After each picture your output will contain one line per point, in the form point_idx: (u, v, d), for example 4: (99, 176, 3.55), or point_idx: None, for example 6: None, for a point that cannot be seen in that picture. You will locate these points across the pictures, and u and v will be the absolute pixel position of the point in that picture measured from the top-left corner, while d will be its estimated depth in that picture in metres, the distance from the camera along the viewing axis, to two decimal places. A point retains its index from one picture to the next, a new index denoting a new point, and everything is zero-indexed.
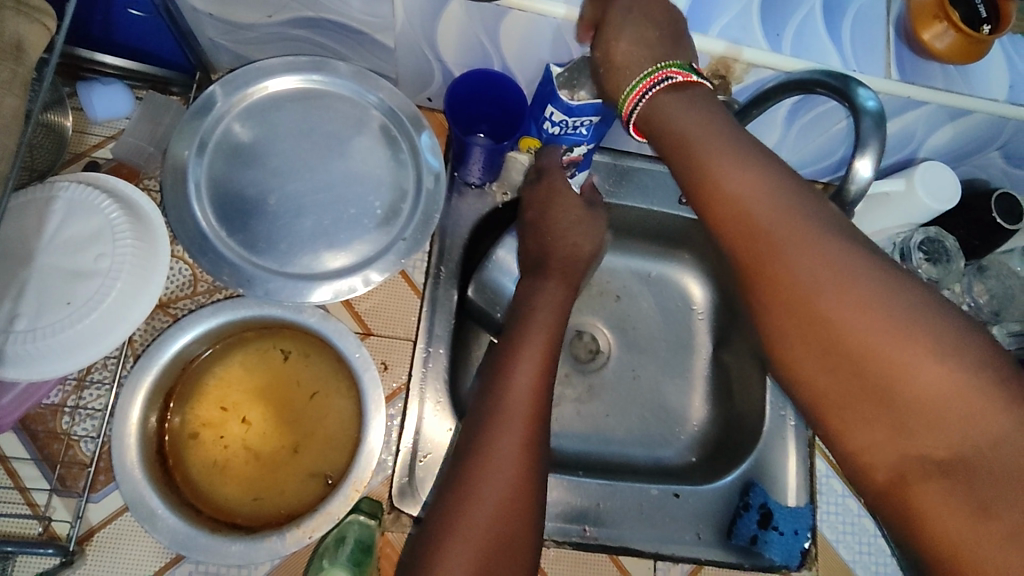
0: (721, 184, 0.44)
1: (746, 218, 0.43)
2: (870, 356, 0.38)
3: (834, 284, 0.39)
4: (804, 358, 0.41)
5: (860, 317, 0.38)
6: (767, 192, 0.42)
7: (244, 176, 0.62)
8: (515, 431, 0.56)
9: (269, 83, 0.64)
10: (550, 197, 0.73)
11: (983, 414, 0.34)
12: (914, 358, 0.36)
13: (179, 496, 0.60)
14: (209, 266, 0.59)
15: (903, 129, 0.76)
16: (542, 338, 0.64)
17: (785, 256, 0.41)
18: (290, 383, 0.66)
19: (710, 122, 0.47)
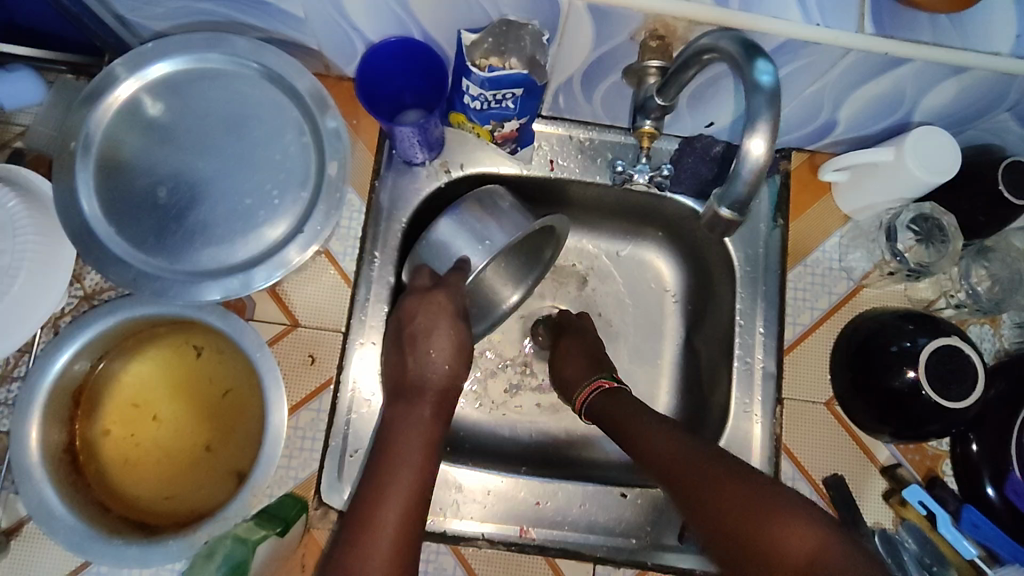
0: (646, 438, 0.65)
1: (625, 416, 0.69)
2: (714, 491, 0.57)
3: (697, 462, 0.60)
4: (699, 498, 0.58)
5: (709, 485, 0.58)
6: (676, 437, 0.63)
7: (139, 167, 0.59)
8: (392, 520, 0.56)
9: (153, 69, 0.60)
10: (434, 312, 0.66)
11: (784, 508, 0.53)
12: (744, 487, 0.56)
13: (86, 494, 0.60)
14: (95, 263, 0.57)
15: (892, 88, 0.65)
16: (411, 476, 0.60)
17: (637, 430, 0.67)
18: (202, 381, 0.64)
19: (627, 402, 0.71)
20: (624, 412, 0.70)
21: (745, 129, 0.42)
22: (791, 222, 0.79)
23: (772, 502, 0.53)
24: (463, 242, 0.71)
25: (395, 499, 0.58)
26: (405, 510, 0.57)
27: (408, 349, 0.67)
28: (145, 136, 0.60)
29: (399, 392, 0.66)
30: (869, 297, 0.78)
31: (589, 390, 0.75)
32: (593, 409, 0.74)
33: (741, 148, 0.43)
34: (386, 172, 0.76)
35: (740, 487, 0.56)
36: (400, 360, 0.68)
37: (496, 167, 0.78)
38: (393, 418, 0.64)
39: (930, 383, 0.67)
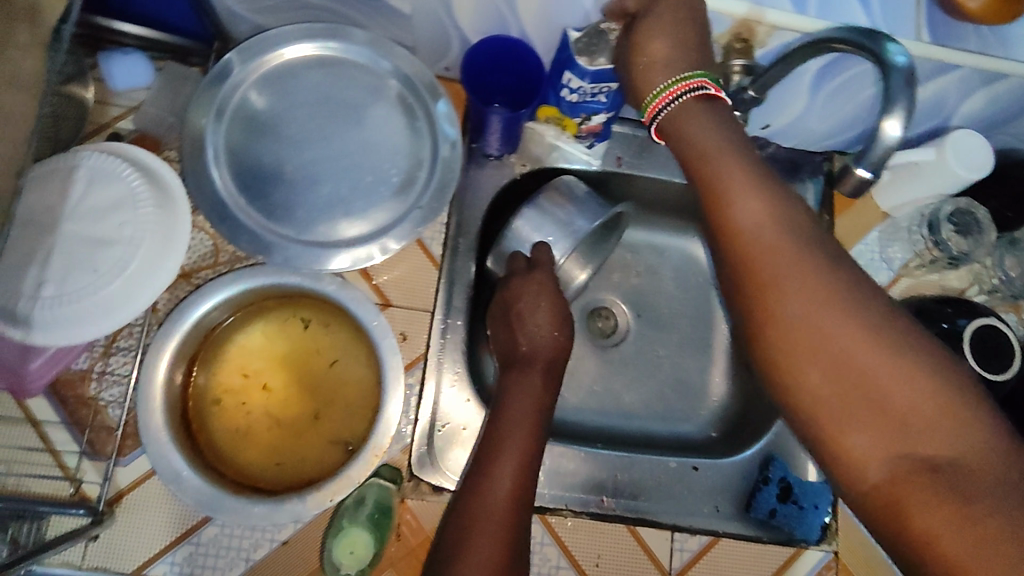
0: (730, 206, 0.47)
1: (711, 170, 0.49)
2: (799, 350, 0.43)
3: (814, 285, 0.44)
4: (775, 314, 0.44)
5: (818, 306, 0.43)
6: (772, 215, 0.46)
7: (265, 144, 0.63)
8: (507, 471, 0.59)
9: (292, 51, 0.64)
10: (536, 290, 0.71)
11: (879, 336, 0.42)
12: (825, 308, 0.43)
13: (203, 459, 0.62)
14: (228, 232, 0.59)
15: (934, 95, 0.74)
16: (524, 435, 0.63)
17: (765, 253, 0.45)
18: (310, 351, 0.67)
19: (719, 128, 0.51)
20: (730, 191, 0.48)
21: (884, 110, 0.47)
22: (835, 217, 0.86)
23: (889, 340, 0.42)
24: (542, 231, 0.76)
25: (511, 454, 0.61)
26: (521, 463, 0.60)
27: (516, 324, 0.71)
28: (269, 117, 0.63)
29: (510, 363, 0.70)
30: (906, 287, 0.85)
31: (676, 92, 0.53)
32: (676, 119, 0.53)
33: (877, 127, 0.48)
34: (467, 165, 0.81)
35: (847, 329, 0.43)
36: (508, 334, 0.71)
37: (569, 160, 0.83)
38: (505, 387, 0.67)
39: (974, 357, 0.74)
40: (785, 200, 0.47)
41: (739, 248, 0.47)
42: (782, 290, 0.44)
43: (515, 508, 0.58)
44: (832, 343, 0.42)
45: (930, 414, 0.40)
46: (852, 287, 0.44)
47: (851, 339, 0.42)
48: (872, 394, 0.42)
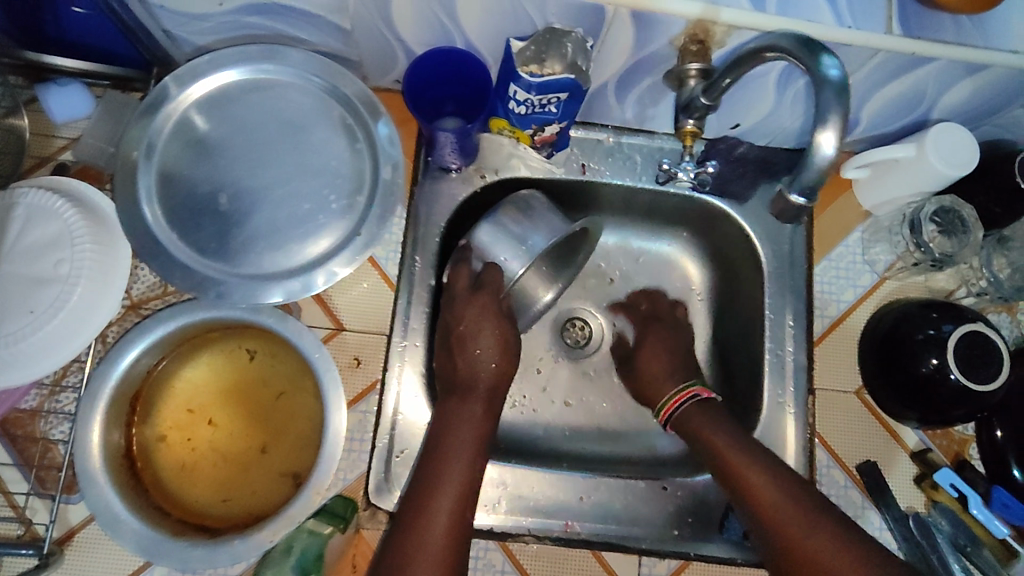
0: (738, 469, 0.68)
1: (709, 439, 0.72)
2: (752, 495, 0.67)
3: (763, 483, 0.67)
4: (749, 479, 0.67)
5: (786, 518, 0.64)
6: (763, 466, 0.68)
7: (196, 174, 0.60)
8: (443, 509, 0.61)
9: (222, 74, 0.61)
10: (479, 314, 0.71)
11: (805, 521, 0.63)
12: (783, 494, 0.65)
13: (146, 499, 0.60)
14: (159, 270, 0.58)
15: (913, 88, 0.69)
16: (462, 468, 0.64)
17: (715, 445, 0.71)
18: (257, 384, 0.65)
19: (730, 435, 0.71)
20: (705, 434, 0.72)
21: (817, 124, 0.44)
22: (815, 219, 0.82)
23: (807, 517, 0.63)
24: (501, 246, 0.72)
25: (448, 492, 0.63)
26: (457, 499, 0.63)
27: (457, 349, 0.71)
28: (202, 145, 0.61)
29: (449, 388, 0.71)
30: (891, 289, 0.81)
31: (680, 398, 0.77)
32: (682, 417, 0.76)
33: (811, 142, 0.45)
34: (423, 179, 0.79)
35: (783, 493, 0.65)
36: (449, 359, 0.72)
37: (531, 171, 0.80)
38: (443, 414, 0.68)
39: (959, 368, 0.70)
40: (778, 466, 0.67)
41: (716, 452, 0.71)
42: (762, 501, 0.66)
43: (451, 547, 0.60)
44: (794, 543, 0.62)
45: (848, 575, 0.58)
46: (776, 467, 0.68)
47: (792, 502, 0.65)
48: (804, 560, 0.61)
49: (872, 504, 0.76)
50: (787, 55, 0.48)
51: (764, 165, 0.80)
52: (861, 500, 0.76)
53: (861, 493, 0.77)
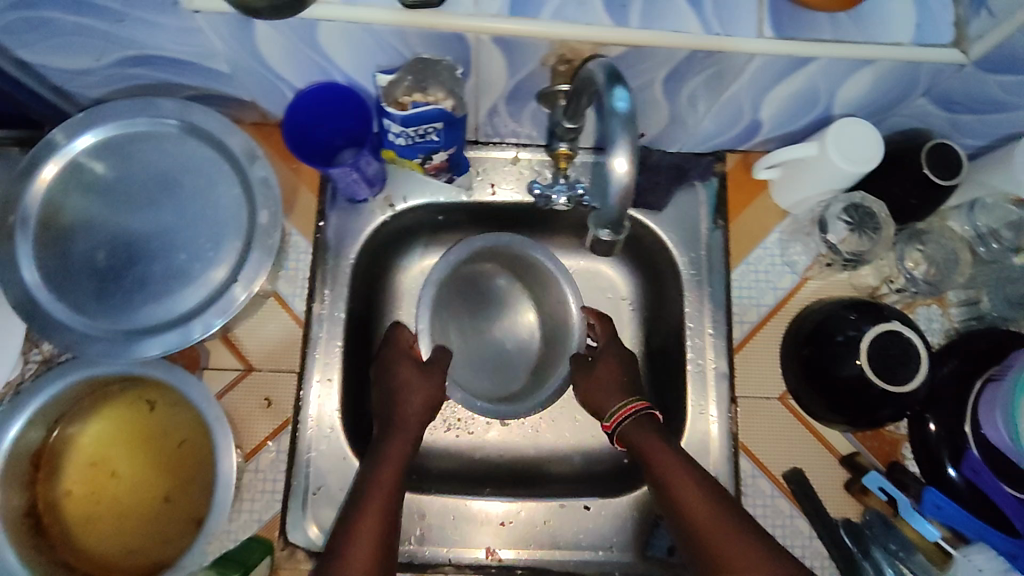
0: (681, 488, 0.62)
1: (666, 470, 0.64)
2: (709, 535, 0.58)
3: (720, 529, 0.58)
4: (695, 505, 0.61)
5: (734, 554, 0.56)
6: (713, 504, 0.60)
7: (78, 235, 0.62)
8: (362, 546, 0.60)
9: (81, 139, 0.63)
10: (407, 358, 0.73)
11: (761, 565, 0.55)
12: (734, 534, 0.58)
13: (50, 556, 0.61)
14: (38, 330, 0.59)
15: (806, 87, 0.67)
16: (384, 502, 0.63)
17: (672, 484, 0.63)
18: (157, 434, 0.66)
19: (677, 460, 0.64)
20: (662, 468, 0.64)
21: (608, 148, 0.44)
22: (731, 224, 0.81)
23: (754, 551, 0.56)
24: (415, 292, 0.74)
25: (369, 515, 0.62)
26: (377, 534, 0.61)
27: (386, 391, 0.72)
28: (80, 203, 0.63)
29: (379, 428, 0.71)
30: (814, 290, 0.79)
31: (621, 415, 0.69)
32: (626, 432, 0.68)
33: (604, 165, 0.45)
34: (330, 212, 0.78)
35: (737, 540, 0.57)
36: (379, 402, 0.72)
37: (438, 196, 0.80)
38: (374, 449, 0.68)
39: (874, 370, 0.68)
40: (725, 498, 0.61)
41: (668, 475, 0.63)
42: (714, 541, 0.58)
43: (372, 574, 0.58)
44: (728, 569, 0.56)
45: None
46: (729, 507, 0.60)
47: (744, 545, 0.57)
48: None
49: (801, 513, 0.74)
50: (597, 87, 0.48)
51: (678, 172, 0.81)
52: (790, 508, 0.75)
53: (790, 502, 0.75)
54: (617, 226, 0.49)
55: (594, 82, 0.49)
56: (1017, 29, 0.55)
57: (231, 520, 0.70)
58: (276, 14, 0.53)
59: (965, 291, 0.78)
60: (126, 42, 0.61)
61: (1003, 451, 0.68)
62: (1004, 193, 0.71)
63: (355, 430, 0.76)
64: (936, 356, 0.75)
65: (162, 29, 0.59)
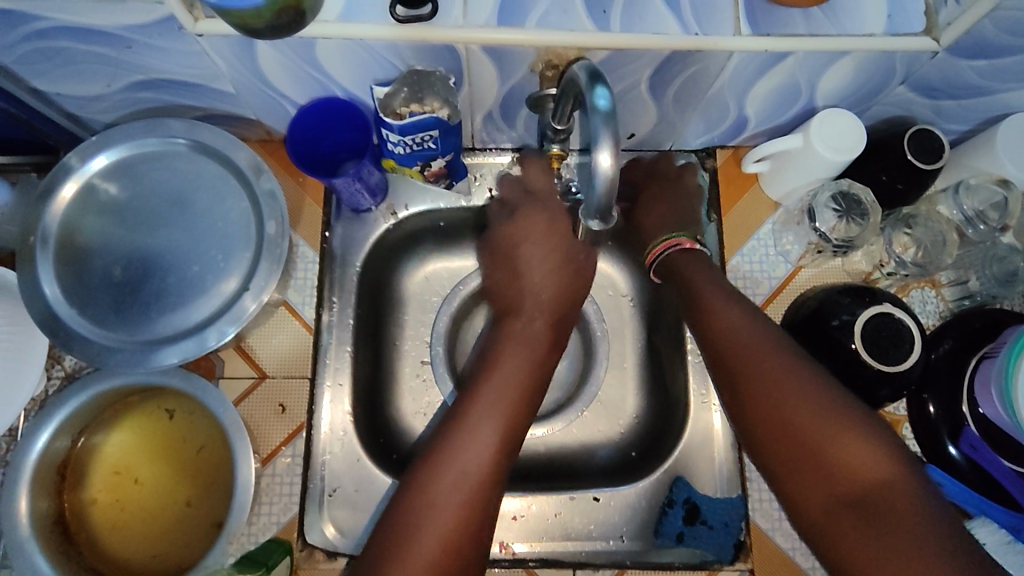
0: (711, 311, 0.69)
1: (708, 299, 0.70)
2: (755, 366, 0.63)
3: (764, 359, 0.63)
4: (739, 347, 0.65)
5: (773, 386, 0.61)
6: (749, 324, 0.67)
7: (96, 252, 0.65)
8: (470, 462, 0.62)
9: (96, 161, 0.67)
10: (532, 220, 0.74)
11: (821, 411, 0.59)
12: (784, 372, 0.62)
13: (77, 562, 0.64)
14: (61, 344, 0.62)
15: (786, 81, 0.69)
16: (493, 426, 0.64)
17: (712, 309, 0.69)
18: (177, 441, 0.68)
19: (709, 274, 0.72)
20: (705, 298, 0.70)
21: (592, 145, 0.47)
22: (724, 217, 0.82)
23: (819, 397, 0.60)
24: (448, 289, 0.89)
25: (453, 498, 0.60)
26: (488, 459, 0.63)
27: (512, 271, 0.75)
28: (98, 222, 0.66)
29: (507, 313, 0.74)
30: (807, 278, 0.81)
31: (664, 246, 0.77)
32: (671, 259, 0.75)
33: (590, 162, 0.48)
34: (335, 222, 0.81)
35: (794, 376, 0.61)
36: (504, 276, 0.76)
37: (439, 202, 0.83)
38: (469, 405, 0.66)
39: (869, 350, 0.70)
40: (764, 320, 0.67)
41: (711, 314, 0.69)
42: (749, 383, 0.63)
43: (472, 505, 0.60)
44: (786, 400, 0.60)
45: (853, 458, 0.56)
46: (771, 338, 0.65)
47: (800, 381, 0.61)
48: (814, 452, 0.58)
49: None
50: (581, 88, 0.51)
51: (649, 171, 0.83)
52: None
53: None
54: (605, 214, 0.51)
55: (578, 83, 0.52)
56: (985, 15, 0.58)
57: (250, 523, 0.72)
58: (275, 34, 0.56)
59: (955, 272, 0.80)
60: (135, 68, 0.65)
61: (999, 426, 0.69)
62: (987, 174, 0.74)
63: (368, 432, 0.79)
64: (933, 335, 0.77)
65: (169, 54, 0.63)
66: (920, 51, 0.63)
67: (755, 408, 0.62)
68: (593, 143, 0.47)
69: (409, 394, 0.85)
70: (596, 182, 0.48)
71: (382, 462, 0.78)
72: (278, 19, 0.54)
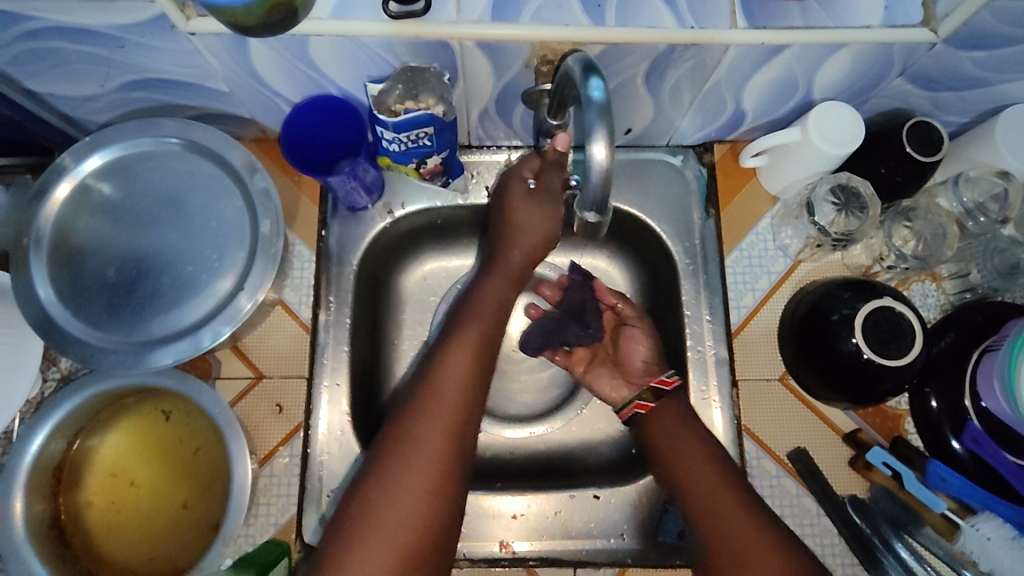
0: (661, 440, 0.71)
1: (670, 433, 0.70)
2: (701, 500, 0.65)
3: (714, 480, 0.66)
4: (687, 470, 0.67)
5: (723, 508, 0.63)
6: (696, 453, 0.68)
7: (90, 252, 0.65)
8: (441, 418, 0.63)
9: (90, 161, 0.66)
10: (518, 198, 0.71)
11: (759, 550, 0.60)
12: (727, 510, 0.63)
13: (73, 565, 0.63)
14: (55, 345, 0.62)
15: (783, 75, 0.69)
16: (462, 373, 0.66)
17: (670, 437, 0.70)
18: (173, 443, 0.68)
19: (669, 402, 0.73)
20: (669, 432, 0.70)
21: (587, 139, 0.47)
22: (722, 212, 0.82)
23: (757, 536, 0.60)
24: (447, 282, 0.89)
25: (436, 429, 0.63)
26: (455, 410, 0.64)
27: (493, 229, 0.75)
28: (92, 222, 0.66)
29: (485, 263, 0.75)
30: (807, 272, 0.81)
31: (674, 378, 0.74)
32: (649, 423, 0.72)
33: (585, 155, 0.47)
34: (331, 221, 0.80)
35: (735, 513, 0.63)
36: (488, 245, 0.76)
37: (435, 199, 0.82)
38: (444, 343, 0.68)
39: (870, 346, 0.69)
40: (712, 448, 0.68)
41: (660, 439, 0.71)
42: (701, 506, 0.65)
43: (450, 453, 0.62)
44: (729, 539, 0.61)
45: None
46: (719, 470, 0.66)
47: (740, 517, 0.62)
48: None
49: (807, 491, 0.75)
50: (575, 81, 0.50)
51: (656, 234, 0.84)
52: (796, 488, 0.76)
53: (796, 481, 0.76)
54: (601, 208, 0.51)
55: (572, 76, 0.51)
56: (983, 5, 0.57)
57: (249, 524, 0.72)
58: (267, 32, 0.56)
59: (956, 264, 0.79)
60: (128, 67, 0.64)
61: (1003, 420, 0.69)
62: (987, 166, 0.73)
63: (366, 431, 0.78)
64: (935, 329, 0.76)
65: (162, 53, 0.62)
66: (918, 42, 0.63)
67: (708, 540, 0.63)
68: (587, 136, 0.47)
69: None
70: (592, 175, 0.48)
71: None
72: (269, 17, 0.54)
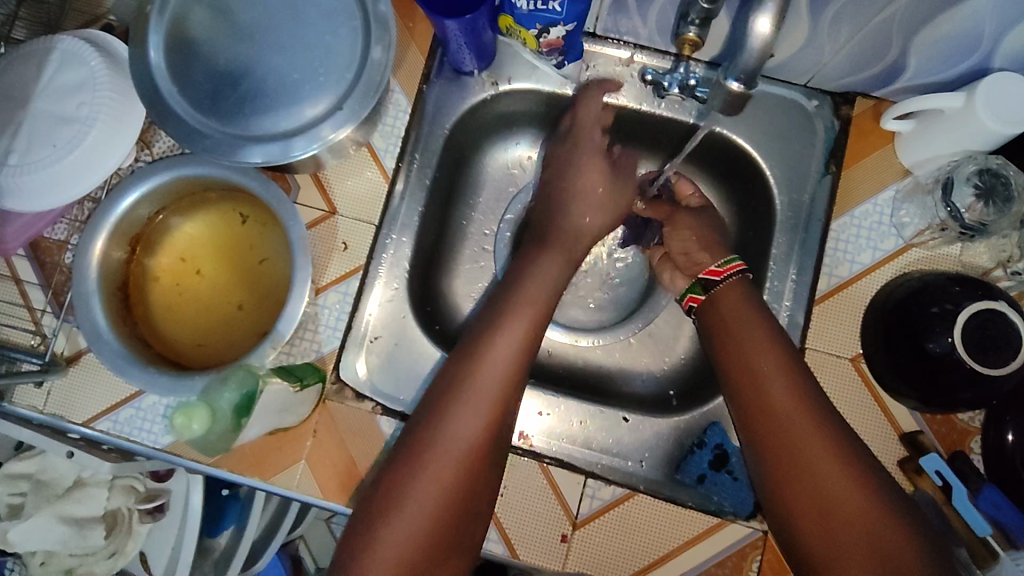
0: (717, 307, 0.69)
1: (735, 316, 0.67)
2: (750, 362, 0.63)
3: (766, 349, 0.63)
4: (741, 334, 0.65)
5: (776, 378, 0.61)
6: (756, 320, 0.65)
7: (204, 38, 0.65)
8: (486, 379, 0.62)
9: None
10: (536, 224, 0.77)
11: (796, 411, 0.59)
12: (776, 367, 0.62)
13: (132, 328, 0.66)
14: (156, 116, 0.63)
15: (966, 26, 0.61)
16: (517, 335, 0.65)
17: (734, 316, 0.67)
18: (244, 246, 0.70)
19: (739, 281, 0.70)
20: (739, 313, 0.66)
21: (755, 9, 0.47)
22: (844, 170, 0.76)
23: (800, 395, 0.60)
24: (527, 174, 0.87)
25: (456, 446, 0.59)
26: (505, 375, 0.63)
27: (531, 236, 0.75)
28: (212, 10, 0.66)
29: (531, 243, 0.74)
30: (915, 258, 0.74)
31: (731, 269, 0.71)
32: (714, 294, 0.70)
33: (749, 24, 0.48)
34: (435, 78, 0.78)
35: (783, 374, 0.61)
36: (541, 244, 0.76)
37: (544, 84, 0.78)
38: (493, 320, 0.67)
39: (965, 346, 0.63)
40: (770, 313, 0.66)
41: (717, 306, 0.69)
42: (756, 389, 0.61)
43: (484, 431, 0.60)
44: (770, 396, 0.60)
45: (813, 460, 0.56)
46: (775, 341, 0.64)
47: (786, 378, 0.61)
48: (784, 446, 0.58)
49: None
50: None
51: (731, 163, 0.81)
52: None
53: None
54: (750, 79, 0.52)
55: None
56: None
57: (293, 345, 0.74)
58: None
59: None
60: None
61: None
62: None
63: (420, 294, 0.79)
64: None
65: None
66: None
67: (750, 393, 0.62)
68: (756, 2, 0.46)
69: (463, 275, 0.85)
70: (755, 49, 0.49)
71: (427, 328, 0.78)
72: None
